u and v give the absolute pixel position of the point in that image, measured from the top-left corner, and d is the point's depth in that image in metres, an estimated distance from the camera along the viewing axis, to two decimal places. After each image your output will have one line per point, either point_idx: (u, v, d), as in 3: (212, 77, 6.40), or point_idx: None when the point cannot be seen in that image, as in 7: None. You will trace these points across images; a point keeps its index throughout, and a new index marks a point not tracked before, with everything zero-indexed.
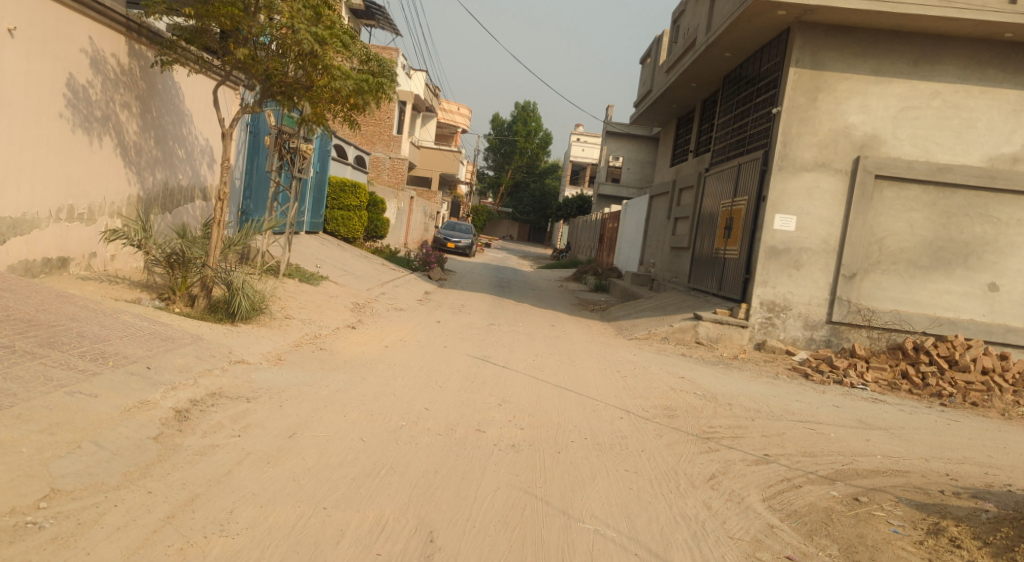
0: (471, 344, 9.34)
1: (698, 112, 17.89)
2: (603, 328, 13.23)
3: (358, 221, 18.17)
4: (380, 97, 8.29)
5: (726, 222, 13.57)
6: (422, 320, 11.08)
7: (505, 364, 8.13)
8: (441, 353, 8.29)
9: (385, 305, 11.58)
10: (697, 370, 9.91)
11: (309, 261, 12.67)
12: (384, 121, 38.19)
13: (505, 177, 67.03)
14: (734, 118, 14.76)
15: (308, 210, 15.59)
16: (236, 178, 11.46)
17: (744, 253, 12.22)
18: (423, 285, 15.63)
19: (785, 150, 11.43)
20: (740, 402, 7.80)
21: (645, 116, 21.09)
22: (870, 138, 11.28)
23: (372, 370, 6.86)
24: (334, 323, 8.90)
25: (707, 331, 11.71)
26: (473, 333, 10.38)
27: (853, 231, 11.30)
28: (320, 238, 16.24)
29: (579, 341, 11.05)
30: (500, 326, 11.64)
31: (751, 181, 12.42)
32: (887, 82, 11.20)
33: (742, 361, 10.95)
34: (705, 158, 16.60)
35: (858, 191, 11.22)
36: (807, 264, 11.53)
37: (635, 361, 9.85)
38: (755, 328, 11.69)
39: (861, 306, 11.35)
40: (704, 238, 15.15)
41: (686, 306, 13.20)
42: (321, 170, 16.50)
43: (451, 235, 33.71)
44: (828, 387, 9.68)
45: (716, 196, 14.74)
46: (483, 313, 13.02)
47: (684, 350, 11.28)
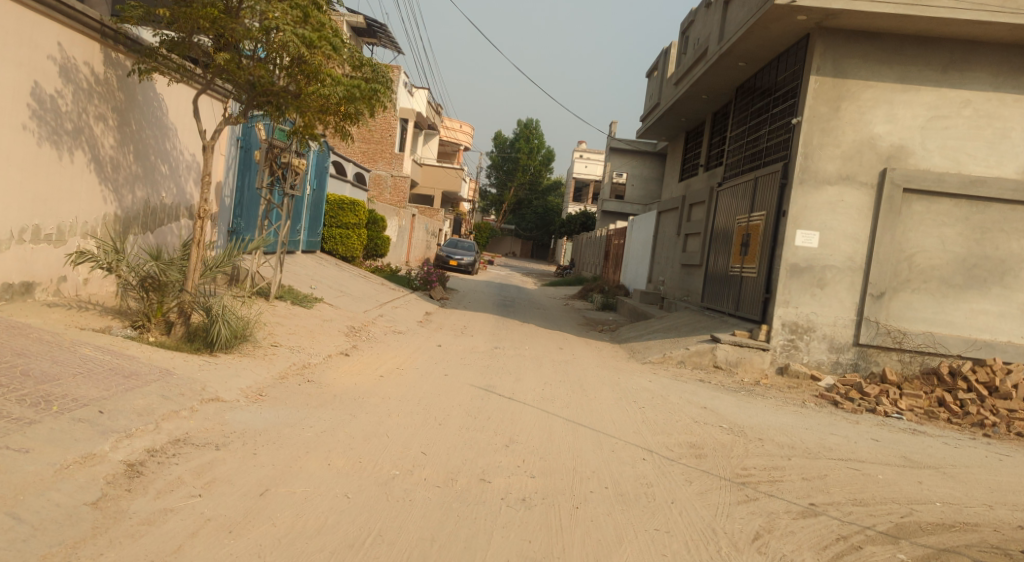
0: (474, 371, 8.65)
1: (708, 125, 17.29)
2: (614, 351, 12.52)
3: (357, 239, 17.54)
4: (374, 106, 7.68)
5: (742, 239, 12.91)
6: (422, 345, 10.41)
7: (511, 395, 7.43)
8: (442, 383, 7.61)
9: (383, 329, 10.92)
10: (718, 398, 9.19)
11: (304, 282, 12.03)
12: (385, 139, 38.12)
13: (509, 194, 66.66)
14: (749, 130, 14.14)
15: (304, 229, 15.03)
16: (225, 196, 10.89)
17: (763, 272, 11.53)
18: (424, 306, 14.98)
19: (806, 162, 10.79)
20: (772, 436, 7.10)
21: (652, 130, 20.53)
22: (897, 149, 10.63)
23: (366, 405, 6.18)
24: (327, 350, 8.24)
25: (726, 354, 10.98)
26: (477, 359, 9.71)
27: (881, 247, 10.62)
28: (316, 257, 15.61)
29: (590, 367, 10.34)
30: (505, 350, 10.95)
31: (769, 195, 11.77)
32: (914, 90, 10.58)
33: (764, 387, 10.19)
34: (717, 173, 15.97)
35: (885, 205, 10.55)
36: (832, 283, 10.83)
37: (651, 388, 9.14)
38: (777, 351, 10.96)
39: (891, 327, 10.64)
40: (718, 256, 14.47)
41: (701, 327, 12.49)
42: (319, 188, 15.94)
43: (454, 252, 33.13)
44: (861, 417, 8.91)
45: (730, 212, 14.11)
46: (488, 336, 12.34)
47: (701, 376, 10.56)
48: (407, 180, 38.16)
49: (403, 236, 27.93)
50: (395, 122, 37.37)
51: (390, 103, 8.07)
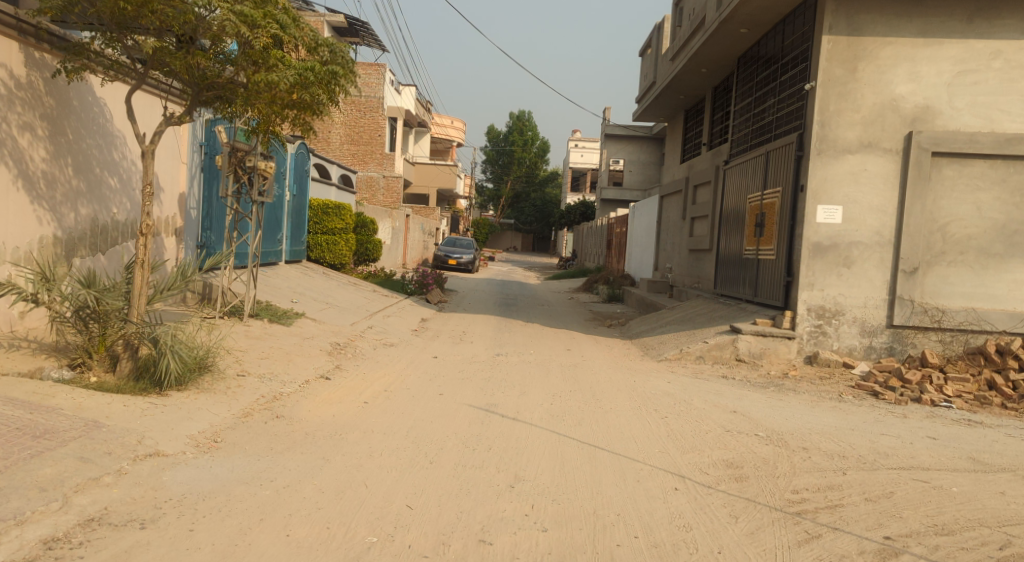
0: (473, 386, 7.72)
1: (709, 101, 16.29)
2: (626, 348, 11.58)
3: (345, 245, 16.55)
4: (335, 92, 6.70)
5: (756, 218, 11.95)
6: (415, 359, 9.47)
7: (514, 414, 6.50)
8: (436, 405, 6.68)
9: (372, 343, 10.00)
10: (745, 396, 8.25)
11: (285, 296, 11.11)
12: (375, 139, 37.31)
13: (505, 188, 65.65)
14: (755, 102, 13.16)
15: (285, 238, 14.16)
16: (191, 208, 10.02)
17: (782, 253, 10.58)
18: (419, 312, 14.05)
19: (823, 131, 9.81)
20: (818, 443, 6.15)
21: (649, 111, 19.53)
22: (923, 109, 9.63)
23: (342, 443, 5.26)
24: (304, 376, 7.31)
25: (749, 346, 10.05)
26: (476, 370, 8.77)
27: (912, 219, 9.64)
28: (301, 267, 14.68)
29: (602, 370, 9.41)
30: (508, 356, 10.02)
31: (783, 169, 10.81)
32: (938, 44, 9.58)
33: (794, 381, 9.23)
34: (722, 150, 14.96)
35: (914, 171, 9.57)
36: (860, 261, 9.87)
37: (670, 391, 8.20)
38: (803, 338, 10.01)
39: (927, 305, 9.67)
40: (730, 239, 13.50)
41: (718, 317, 11.55)
42: (299, 194, 15.03)
43: (452, 251, 32.19)
44: (906, 408, 7.93)
45: (740, 191, 13.15)
46: (488, 341, 11.40)
47: (724, 372, 9.63)
48: (399, 181, 37.67)
49: (398, 238, 26.98)
50: (383, 122, 36.99)
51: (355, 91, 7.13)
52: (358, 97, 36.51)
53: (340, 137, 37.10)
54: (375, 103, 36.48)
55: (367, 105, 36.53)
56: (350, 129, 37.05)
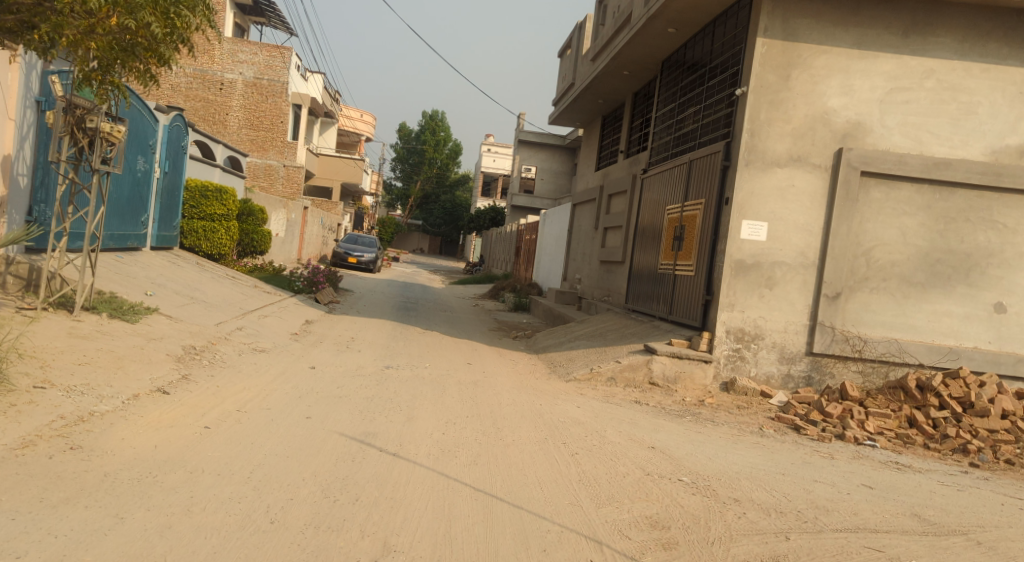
0: (353, 407, 6.48)
1: (629, 107, 15.71)
2: (531, 364, 10.61)
3: (225, 234, 14.66)
4: (174, 24, 5.33)
5: (675, 231, 11.27)
6: (288, 368, 8.07)
7: (397, 447, 5.33)
8: (301, 433, 5.40)
9: (239, 347, 8.50)
10: (662, 426, 7.42)
11: (138, 287, 9.34)
12: (278, 126, 34.97)
13: (414, 188, 63.86)
14: (677, 109, 12.58)
15: (154, 220, 12.30)
16: (20, 173, 8.15)
17: (702, 269, 9.91)
18: (305, 313, 12.54)
19: (752, 141, 9.25)
20: (750, 493, 5.30)
21: (566, 115, 18.82)
22: (854, 126, 9.20)
23: (158, 487, 3.91)
24: (136, 388, 5.72)
25: (663, 369, 9.31)
26: (359, 386, 7.50)
27: (837, 241, 9.21)
28: (171, 255, 12.85)
29: (505, 389, 8.34)
30: (400, 370, 8.78)
31: (707, 179, 10.19)
32: (872, 57, 9.17)
33: (712, 409, 8.53)
34: (641, 158, 14.32)
35: (842, 191, 9.14)
36: (782, 283, 9.36)
37: (581, 418, 7.24)
38: (720, 363, 9.38)
39: (848, 333, 9.24)
40: (645, 252, 12.82)
41: (630, 335, 10.78)
42: (174, 172, 13.15)
43: (353, 249, 30.41)
44: (831, 447, 7.32)
45: (658, 201, 12.50)
46: (378, 350, 10.07)
47: (636, 396, 8.80)
48: (300, 171, 35.58)
49: (293, 231, 25.01)
50: (286, 108, 34.71)
51: (207, 22, 5.72)
52: (260, 80, 34.27)
53: (238, 121, 34.56)
54: (278, 87, 34.36)
55: (269, 89, 34.37)
56: (251, 113, 34.55)
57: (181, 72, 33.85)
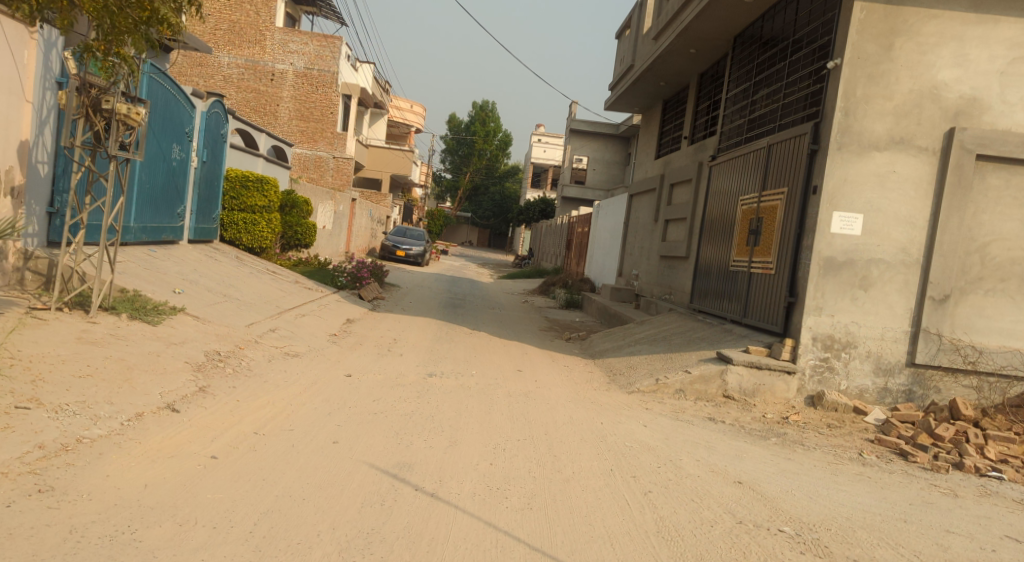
0: (390, 426, 5.65)
1: (694, 90, 14.55)
2: (588, 370, 9.66)
3: (267, 227, 14.03)
4: None
5: (750, 225, 10.17)
6: (322, 375, 7.32)
7: (438, 484, 4.46)
8: (324, 463, 4.58)
9: (270, 350, 7.79)
10: (745, 451, 6.38)
11: (167, 283, 8.70)
12: (328, 117, 34.68)
13: (464, 180, 63.33)
14: (751, 88, 11.39)
15: (192, 212, 11.74)
16: (38, 162, 7.47)
17: (784, 268, 8.82)
18: (346, 311, 11.85)
19: (846, 121, 8.08)
20: (871, 552, 4.24)
21: (623, 100, 17.70)
22: (968, 102, 7.92)
23: (134, 549, 3.11)
24: (140, 405, 4.97)
25: (740, 381, 8.25)
26: (398, 398, 6.69)
27: (946, 235, 7.97)
28: (210, 249, 12.29)
29: (561, 403, 7.40)
30: (444, 377, 7.94)
31: (791, 166, 9.03)
32: (992, 22, 7.87)
33: (799, 429, 7.43)
34: (707, 144, 13.15)
35: (953, 177, 7.89)
36: (879, 283, 8.18)
37: (650, 441, 6.27)
38: (806, 374, 8.26)
39: (959, 342, 8.01)
40: (713, 247, 11.73)
41: (700, 340, 9.73)
42: (213, 162, 12.58)
43: (401, 242, 29.88)
44: (951, 480, 6.15)
45: (730, 190, 11.36)
46: (421, 354, 9.25)
47: (710, 413, 7.78)
48: (350, 163, 35.40)
49: (341, 223, 24.55)
50: (336, 99, 34.45)
51: None
52: (310, 70, 34.00)
53: (289, 113, 34.44)
54: (328, 78, 34.13)
55: (319, 79, 34.14)
56: (302, 104, 34.32)
57: (233, 62, 33.70)
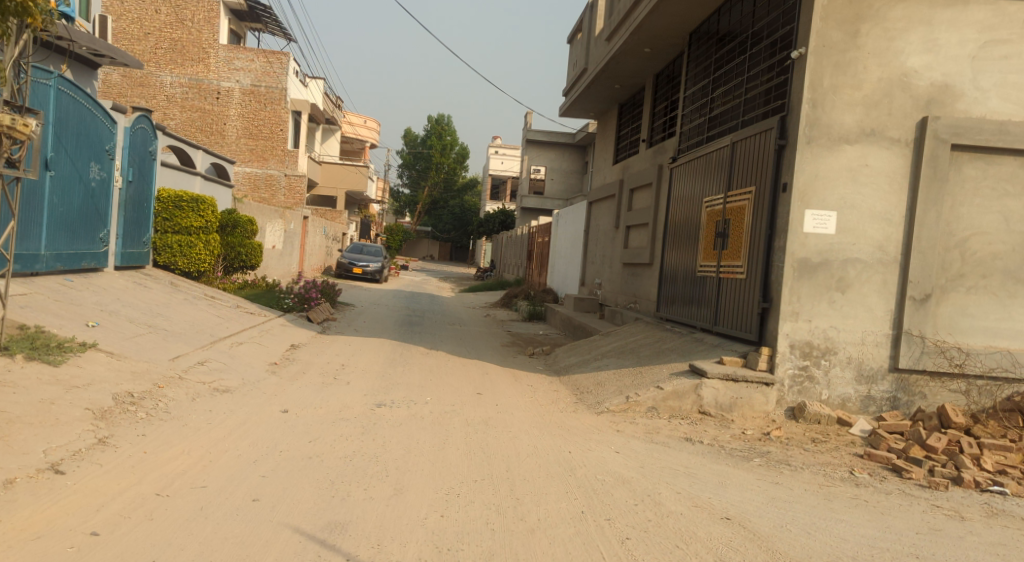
0: (326, 474, 4.89)
1: (650, 90, 14.08)
2: (554, 389, 9.02)
3: (206, 249, 12.83)
4: None
5: (716, 227, 9.67)
6: (256, 413, 6.47)
7: (376, 551, 3.70)
8: (238, 531, 3.80)
9: (196, 387, 6.83)
10: (728, 477, 5.77)
11: (81, 316, 7.77)
12: (278, 134, 33.61)
13: (422, 194, 62.51)
14: (709, 85, 10.93)
15: (120, 235, 10.69)
16: None
17: (756, 271, 8.32)
18: (292, 336, 10.99)
19: (814, 113, 7.63)
20: None
21: (579, 104, 17.20)
22: (940, 89, 7.53)
23: None
24: (15, 470, 4.14)
25: (716, 395, 7.68)
26: (340, 434, 5.93)
27: (924, 231, 7.54)
28: (141, 275, 11.33)
29: (525, 430, 6.72)
30: (396, 406, 7.19)
31: (757, 164, 8.55)
32: (960, 5, 7.50)
33: (782, 446, 6.88)
34: (666, 146, 12.68)
35: (928, 169, 7.48)
36: (856, 285, 7.72)
37: (625, 472, 5.62)
38: (784, 385, 7.76)
39: (943, 343, 7.57)
40: (678, 252, 11.22)
41: (671, 352, 9.17)
42: (143, 180, 11.57)
43: (358, 258, 28.97)
44: (952, 499, 5.62)
45: (692, 193, 10.86)
46: (371, 380, 8.47)
47: (686, 432, 7.19)
48: (302, 181, 34.18)
49: (293, 242, 23.55)
50: (285, 115, 33.43)
51: None
52: (257, 87, 32.95)
53: (236, 131, 33.28)
54: (276, 94, 33.12)
55: (267, 96, 33.11)
56: (250, 122, 33.21)
57: (176, 81, 32.40)
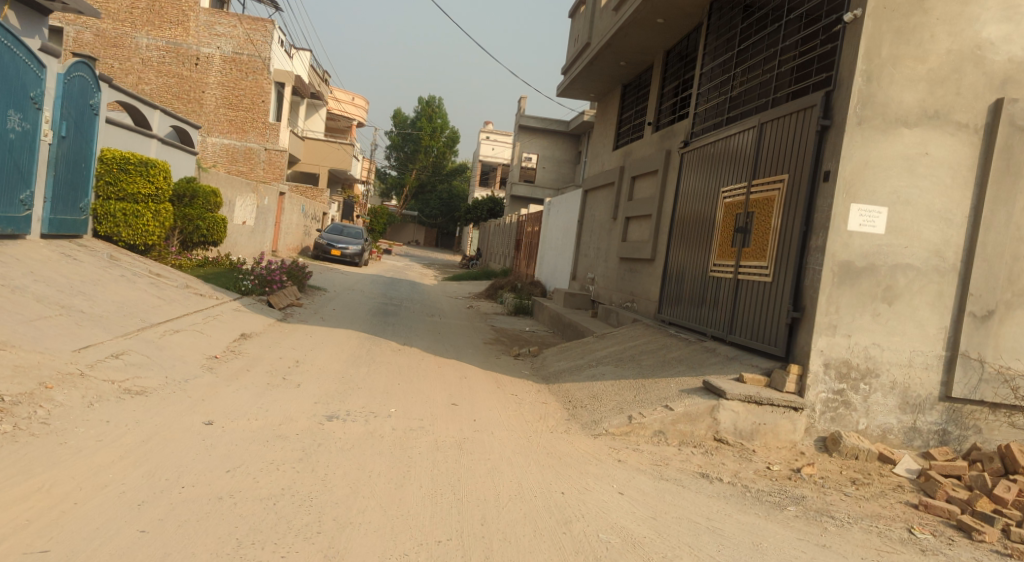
0: (235, 525, 3.57)
1: (659, 69, 12.79)
2: (542, 401, 7.74)
3: (156, 221, 11.23)
4: None
5: (736, 221, 8.43)
6: (169, 422, 5.09)
7: None
8: None
9: (100, 388, 5.38)
10: (761, 536, 4.53)
11: None
12: (259, 105, 31.91)
13: (409, 177, 60.92)
14: (730, 61, 9.66)
15: (47, 197, 9.12)
16: None
17: (786, 273, 7.10)
18: (246, 322, 9.61)
19: (868, 88, 6.40)
20: None
21: (578, 84, 15.92)
22: (1019, 66, 6.41)
23: None
24: None
25: (735, 420, 6.46)
26: (270, 460, 4.61)
27: (990, 236, 6.39)
28: (77, 245, 9.87)
29: (507, 459, 5.44)
30: (351, 420, 5.89)
31: (791, 148, 7.31)
32: None
33: (817, 489, 5.67)
34: (675, 130, 11.43)
35: (1000, 162, 6.36)
36: (906, 296, 6.53)
37: (635, 526, 4.36)
38: (815, 412, 6.57)
39: (1005, 369, 6.48)
40: (686, 249, 10.00)
41: (679, 362, 7.93)
42: (83, 139, 10.00)
43: (337, 240, 27.50)
44: None
45: (706, 183, 9.62)
46: (327, 382, 7.13)
47: (700, 465, 5.96)
48: (283, 155, 32.50)
49: (266, 219, 22.00)
50: (268, 86, 31.77)
51: None
52: (239, 55, 31.28)
53: (215, 100, 31.52)
54: (259, 64, 31.48)
55: (250, 65, 31.43)
56: (229, 91, 31.47)
57: (153, 44, 30.51)
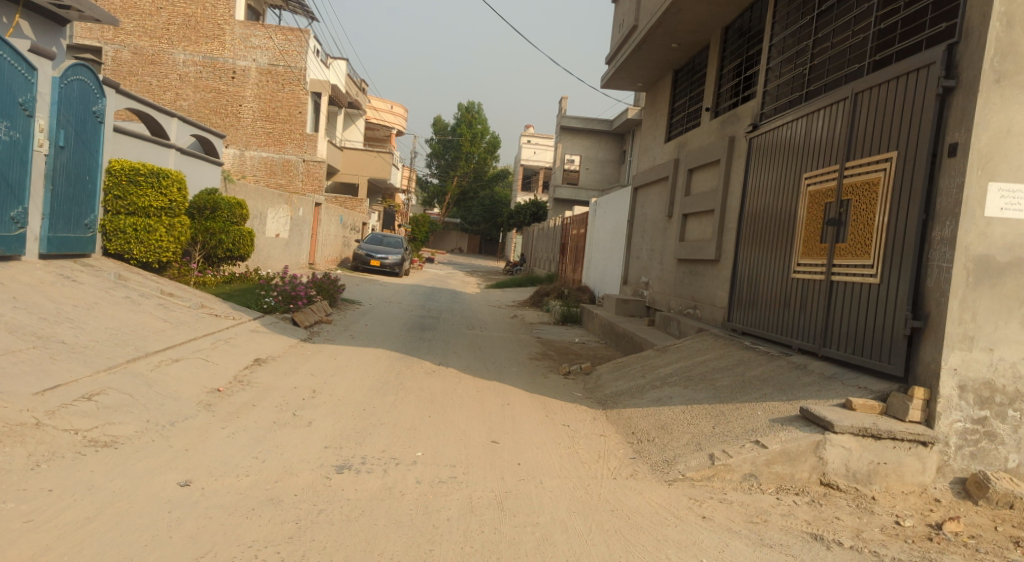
0: None
1: (717, 48, 11.42)
2: (600, 433, 6.50)
3: (168, 235, 10.33)
4: None
5: (826, 212, 7.06)
6: (134, 486, 4.03)
7: None
8: None
9: (56, 441, 4.37)
10: None
11: None
12: (295, 117, 31.42)
13: (451, 184, 60.26)
14: (808, 28, 8.28)
15: (43, 213, 8.28)
16: None
17: (899, 273, 5.72)
18: (263, 345, 8.63)
19: (1009, 35, 5.06)
20: None
21: (625, 73, 14.66)
22: None
23: None
24: None
25: (846, 459, 5.09)
26: (251, 541, 3.50)
27: None
28: (82, 264, 9.03)
29: (562, 523, 4.23)
30: (367, 471, 4.77)
31: (900, 118, 5.93)
32: None
33: (972, 555, 4.27)
34: (739, 114, 10.07)
35: None
36: None
37: None
38: (949, 446, 5.17)
39: None
40: (760, 247, 8.64)
41: (763, 383, 6.58)
42: (86, 149, 9.17)
43: (375, 250, 26.67)
44: None
45: (783, 170, 8.25)
46: (345, 418, 6.04)
47: (809, 522, 4.62)
48: (321, 166, 31.89)
49: (302, 231, 21.24)
50: (304, 96, 31.29)
51: None
52: (275, 67, 30.84)
53: (252, 113, 31.14)
54: (295, 75, 31.00)
55: (286, 76, 30.97)
56: (266, 103, 31.04)
57: (190, 59, 30.33)
